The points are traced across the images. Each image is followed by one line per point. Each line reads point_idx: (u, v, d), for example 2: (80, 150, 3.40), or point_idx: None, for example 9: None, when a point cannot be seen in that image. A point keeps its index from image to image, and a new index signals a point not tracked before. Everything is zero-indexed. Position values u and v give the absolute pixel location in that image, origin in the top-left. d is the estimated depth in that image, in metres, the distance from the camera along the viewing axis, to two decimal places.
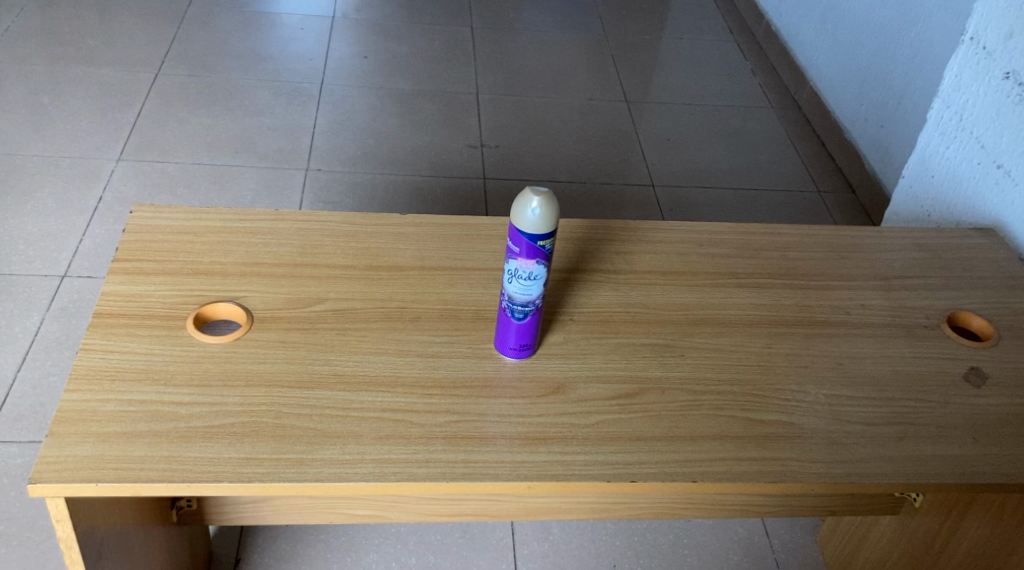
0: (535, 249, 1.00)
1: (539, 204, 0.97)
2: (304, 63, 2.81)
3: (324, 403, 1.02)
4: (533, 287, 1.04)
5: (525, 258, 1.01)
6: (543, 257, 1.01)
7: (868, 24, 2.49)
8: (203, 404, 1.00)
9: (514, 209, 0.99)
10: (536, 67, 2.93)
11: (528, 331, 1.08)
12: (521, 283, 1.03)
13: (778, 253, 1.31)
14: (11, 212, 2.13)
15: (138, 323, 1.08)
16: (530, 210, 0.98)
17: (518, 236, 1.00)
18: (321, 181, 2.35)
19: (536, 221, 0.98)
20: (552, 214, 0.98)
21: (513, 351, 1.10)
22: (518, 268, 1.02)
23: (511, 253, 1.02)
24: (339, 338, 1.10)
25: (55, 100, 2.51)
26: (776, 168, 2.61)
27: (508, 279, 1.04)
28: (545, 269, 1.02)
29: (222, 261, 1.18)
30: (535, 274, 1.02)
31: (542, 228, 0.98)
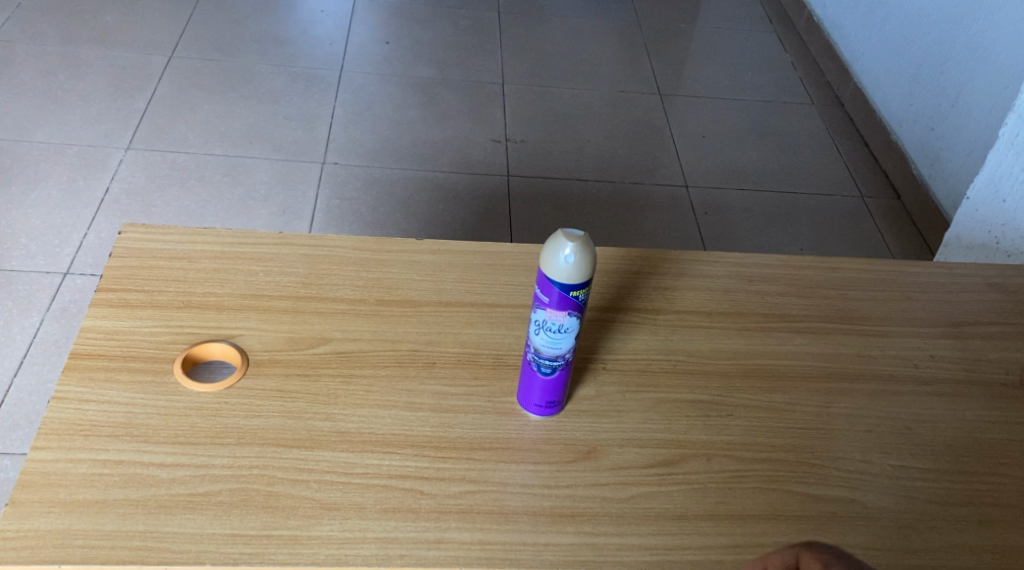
0: (567, 299, 0.87)
1: (573, 250, 0.85)
2: (323, 47, 2.68)
3: (325, 467, 0.91)
4: (562, 340, 0.91)
5: (555, 309, 0.89)
6: (575, 308, 0.89)
7: (921, 19, 2.30)
8: (188, 466, 0.89)
9: (543, 254, 0.87)
10: (566, 56, 2.78)
11: (555, 388, 0.96)
12: (549, 335, 0.91)
13: (835, 292, 1.17)
14: (13, 202, 2.03)
15: (120, 367, 0.96)
16: (562, 257, 0.86)
17: (548, 284, 0.87)
18: (337, 175, 2.22)
19: (569, 269, 0.86)
20: (587, 260, 0.86)
21: (537, 408, 0.98)
22: (546, 319, 0.90)
23: (539, 301, 0.89)
24: (343, 387, 0.98)
25: (64, 83, 2.39)
26: (817, 170, 2.45)
27: (534, 330, 0.92)
28: (578, 321, 0.90)
29: (217, 292, 1.06)
30: (566, 327, 0.90)
31: (575, 277, 0.86)
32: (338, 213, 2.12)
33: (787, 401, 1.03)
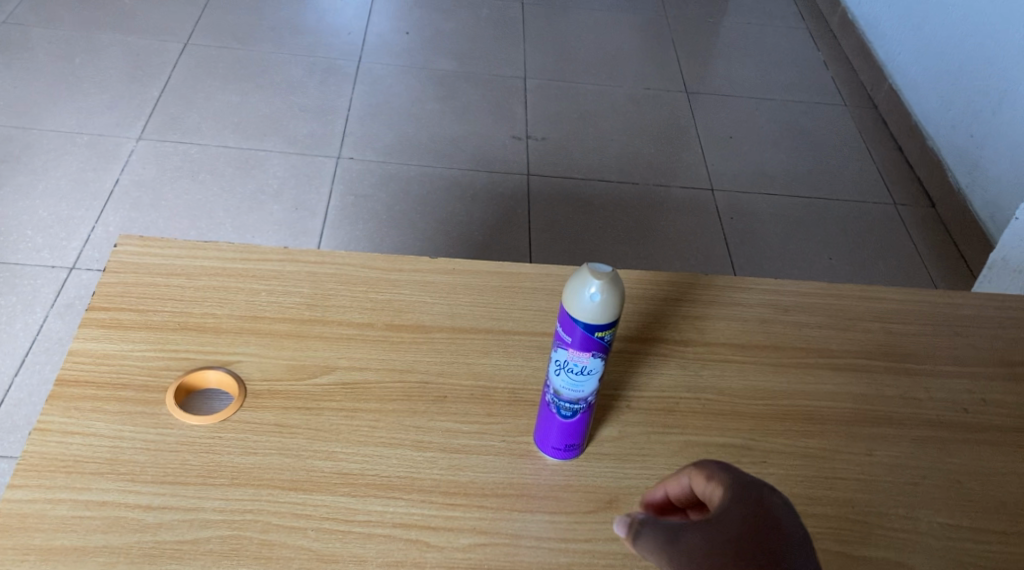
0: (592, 339, 0.81)
1: (600, 288, 0.78)
2: (341, 37, 2.60)
3: (324, 512, 0.84)
4: (585, 382, 0.84)
5: (578, 349, 0.82)
6: (600, 349, 0.82)
7: (965, 21, 2.18)
8: (176, 509, 0.82)
9: (567, 290, 0.80)
10: (590, 50, 2.68)
11: (575, 430, 0.89)
12: (571, 376, 0.84)
13: (878, 324, 1.09)
14: (21, 193, 1.96)
15: (109, 395, 0.90)
16: (587, 294, 0.79)
17: (571, 323, 0.81)
18: (352, 171, 2.15)
19: (594, 309, 0.79)
20: (614, 299, 0.79)
21: (554, 450, 0.91)
22: (569, 359, 0.83)
23: (561, 341, 0.82)
24: (347, 423, 0.92)
25: (76, 70, 2.32)
26: (848, 175, 2.35)
27: (554, 370, 0.85)
28: (602, 362, 0.83)
29: (216, 313, 1.00)
30: (589, 368, 0.83)
31: (601, 317, 0.79)
32: (352, 210, 2.05)
33: (824, 447, 0.96)
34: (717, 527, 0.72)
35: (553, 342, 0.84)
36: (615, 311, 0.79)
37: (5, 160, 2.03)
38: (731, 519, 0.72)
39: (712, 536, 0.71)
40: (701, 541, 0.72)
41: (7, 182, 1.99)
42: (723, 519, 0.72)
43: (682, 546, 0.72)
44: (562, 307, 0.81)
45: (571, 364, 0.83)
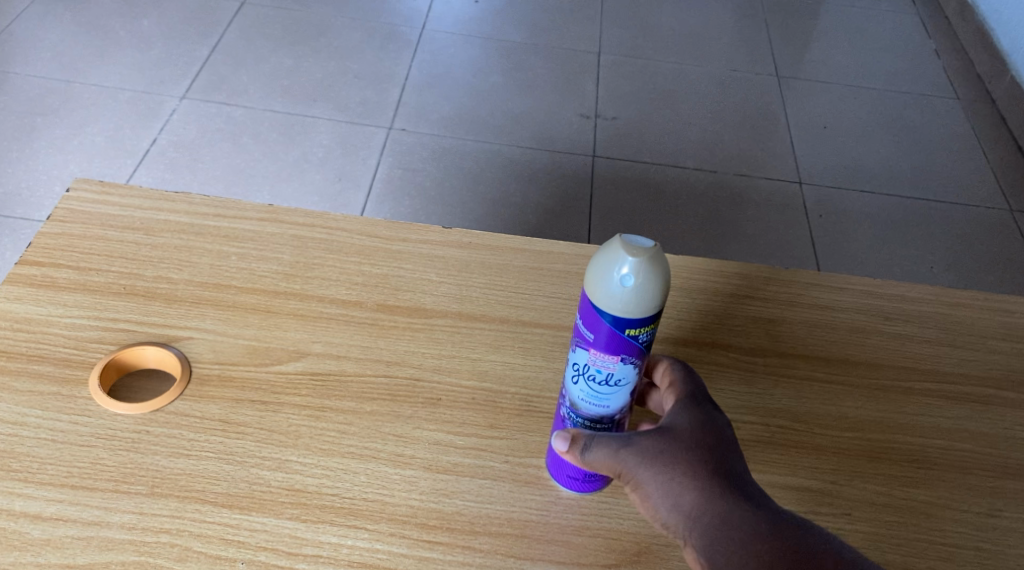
0: (627, 336, 0.61)
1: (635, 269, 0.58)
2: (407, 3, 2.39)
3: (262, 541, 0.65)
4: (612, 396, 0.64)
5: (606, 350, 0.62)
6: (632, 354, 0.62)
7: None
8: (72, 522, 0.65)
9: (589, 269, 0.60)
10: (675, 27, 2.44)
11: None
12: (594, 387, 0.64)
13: (1008, 343, 0.85)
14: (54, 147, 1.83)
15: (20, 369, 0.72)
16: (617, 275, 0.59)
17: (594, 314, 0.61)
18: (403, 144, 1.96)
19: (624, 297, 0.59)
20: (655, 286, 0.59)
21: (570, 480, 0.70)
22: (593, 364, 0.63)
23: (581, 339, 0.63)
24: (309, 425, 0.72)
25: (126, 24, 2.17)
26: (958, 176, 2.06)
27: (571, 377, 0.65)
28: (636, 371, 0.63)
29: (171, 278, 0.81)
30: (618, 378, 0.63)
31: (634, 309, 0.59)
32: (398, 184, 1.86)
33: (929, 501, 0.73)
34: (682, 425, 0.64)
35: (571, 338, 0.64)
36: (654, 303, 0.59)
37: (42, 112, 1.90)
38: (696, 419, 0.64)
39: (678, 435, 0.63)
40: (668, 443, 0.63)
41: (41, 135, 1.85)
42: (687, 417, 0.65)
43: (640, 446, 0.63)
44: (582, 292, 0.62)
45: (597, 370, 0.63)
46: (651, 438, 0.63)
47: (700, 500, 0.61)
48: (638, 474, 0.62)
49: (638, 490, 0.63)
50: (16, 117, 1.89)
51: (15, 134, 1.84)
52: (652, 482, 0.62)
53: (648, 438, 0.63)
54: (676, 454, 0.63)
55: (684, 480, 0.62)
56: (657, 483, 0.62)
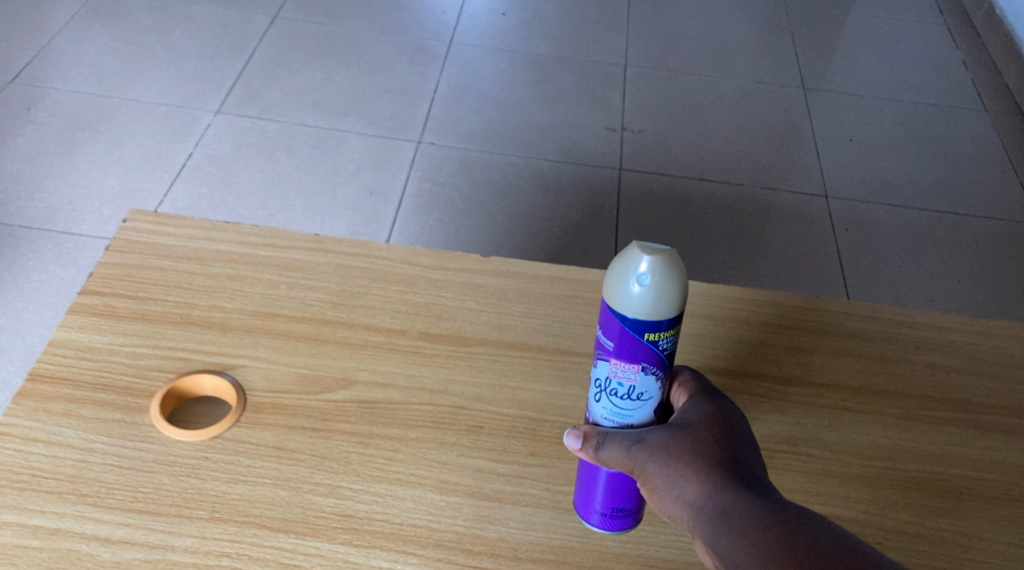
0: (644, 346, 0.63)
1: (652, 269, 0.60)
2: (436, 17, 2.42)
3: (316, 564, 0.69)
4: (635, 411, 0.66)
5: (625, 360, 0.64)
6: (652, 364, 0.64)
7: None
8: (139, 546, 0.68)
9: (607, 278, 0.62)
10: (700, 40, 2.46)
11: (625, 494, 0.70)
12: (616, 402, 0.66)
13: None
14: (94, 162, 1.88)
15: (85, 397, 0.76)
16: (635, 278, 0.60)
17: (613, 324, 0.63)
18: (432, 157, 1.99)
19: (645, 298, 0.61)
20: (671, 285, 0.60)
21: (600, 517, 0.72)
22: (615, 377, 0.65)
23: (603, 350, 0.65)
24: (358, 452, 0.75)
25: (163, 40, 2.22)
26: (985, 189, 2.07)
27: (595, 393, 0.67)
28: (657, 383, 0.65)
29: (224, 307, 0.85)
30: (640, 390, 0.65)
31: (653, 310, 0.61)
32: (428, 197, 1.89)
33: (959, 532, 0.75)
34: (690, 421, 0.66)
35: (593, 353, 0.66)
36: (674, 301, 0.61)
37: (82, 128, 1.95)
38: (704, 416, 0.67)
39: (685, 431, 0.66)
40: (675, 438, 0.65)
41: (82, 151, 1.89)
42: (694, 416, 0.67)
43: (648, 440, 0.65)
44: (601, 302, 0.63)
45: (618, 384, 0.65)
46: (658, 434, 0.66)
47: (704, 491, 0.63)
48: (645, 467, 0.65)
49: (646, 484, 0.65)
50: (58, 132, 1.93)
51: (57, 149, 1.89)
52: (660, 478, 0.64)
53: (656, 434, 0.66)
54: (683, 448, 0.65)
55: (689, 474, 0.64)
56: (663, 476, 0.64)
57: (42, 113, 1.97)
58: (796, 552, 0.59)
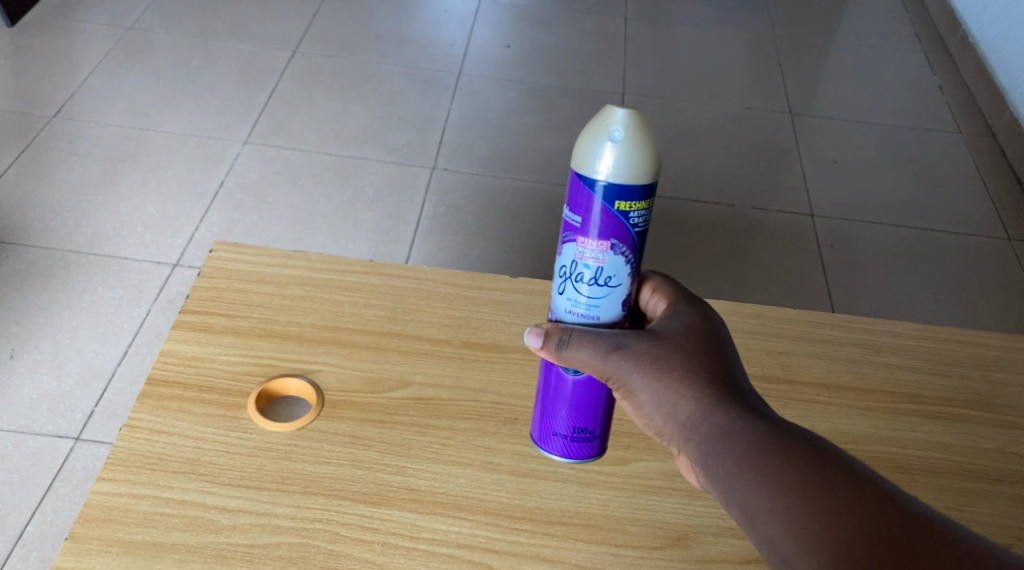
0: (613, 223, 0.75)
1: (624, 126, 0.71)
2: (444, 49, 2.51)
3: (390, 527, 0.86)
4: (606, 292, 0.77)
5: (600, 239, 0.75)
6: (621, 240, 0.75)
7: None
8: (250, 513, 0.85)
9: (582, 144, 0.73)
10: (694, 70, 2.61)
11: (576, 421, 0.85)
12: (590, 284, 0.77)
13: (976, 371, 1.04)
14: (131, 189, 1.92)
15: (194, 397, 0.93)
16: (608, 137, 0.72)
17: (587, 198, 0.74)
18: (446, 183, 2.07)
19: (620, 155, 0.72)
20: (641, 139, 0.71)
21: (553, 437, 0.87)
22: (582, 259, 0.77)
23: (578, 232, 0.76)
24: (418, 439, 0.93)
25: (188, 71, 2.28)
26: (958, 207, 2.24)
27: (568, 278, 0.78)
28: (623, 263, 0.77)
29: (300, 322, 1.02)
30: (610, 270, 0.77)
31: (628, 160, 0.72)
32: (444, 220, 1.97)
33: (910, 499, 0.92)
34: (668, 335, 0.78)
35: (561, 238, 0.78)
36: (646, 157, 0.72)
37: (120, 158, 1.99)
38: (680, 330, 0.79)
39: (662, 343, 0.78)
40: (655, 350, 0.77)
41: (120, 179, 1.94)
42: (671, 330, 0.79)
43: (629, 351, 0.77)
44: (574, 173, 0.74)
45: (585, 264, 0.77)
46: (631, 341, 0.77)
47: (683, 398, 0.76)
48: (622, 375, 0.77)
49: (628, 389, 0.77)
50: (97, 162, 1.97)
51: (97, 178, 1.93)
52: (643, 386, 0.77)
53: (628, 342, 0.77)
54: (663, 359, 0.77)
55: (669, 383, 0.76)
56: (639, 382, 0.77)
57: (81, 144, 2.01)
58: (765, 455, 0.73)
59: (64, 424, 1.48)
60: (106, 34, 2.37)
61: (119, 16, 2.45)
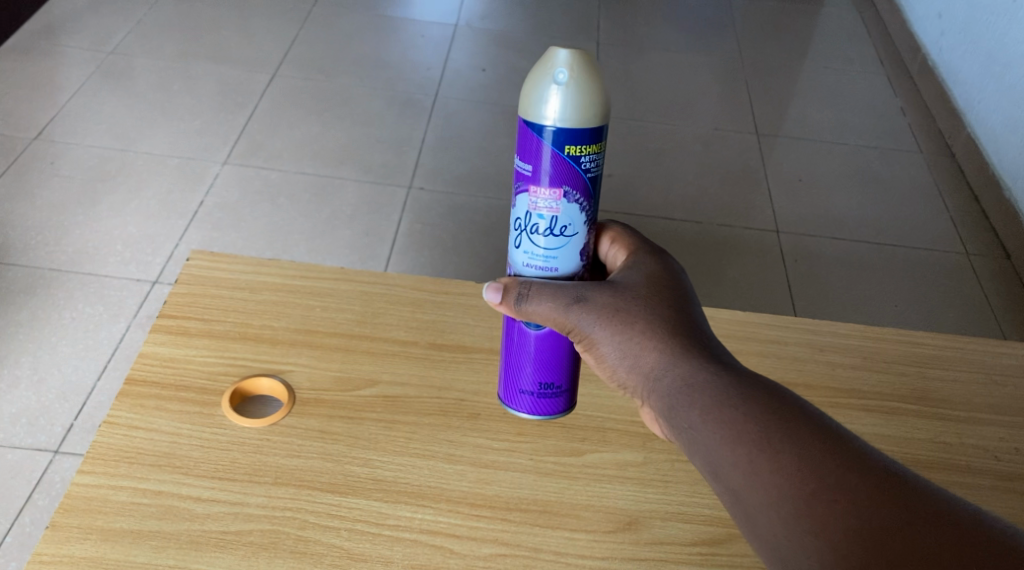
0: (565, 172, 0.82)
1: (567, 66, 0.78)
2: (421, 72, 2.54)
3: (356, 515, 0.90)
4: (562, 239, 0.85)
5: (553, 187, 0.83)
6: (572, 186, 0.83)
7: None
8: (223, 502, 0.90)
9: (529, 91, 0.80)
10: (664, 91, 2.64)
11: (546, 373, 0.92)
12: (546, 234, 0.85)
13: (914, 370, 1.10)
14: (112, 209, 1.96)
15: (171, 396, 0.98)
16: (554, 81, 0.78)
17: (537, 148, 0.81)
18: (423, 202, 2.10)
19: (569, 95, 0.78)
20: (583, 76, 0.78)
21: (523, 395, 0.94)
22: (537, 210, 0.84)
23: (532, 182, 0.83)
24: (385, 433, 0.98)
25: (170, 95, 2.33)
26: (920, 225, 2.22)
27: (527, 229, 0.85)
28: (576, 210, 0.84)
29: (273, 325, 1.07)
30: (564, 217, 0.84)
31: (574, 97, 0.79)
32: (418, 237, 2.01)
33: None
34: (626, 286, 0.85)
35: (516, 191, 0.85)
36: (594, 93, 0.79)
37: (100, 179, 2.03)
38: (639, 282, 0.86)
39: (620, 294, 0.85)
40: (613, 301, 0.84)
41: (100, 200, 1.98)
42: (631, 282, 0.86)
43: (586, 303, 0.84)
44: (524, 123, 0.81)
45: (540, 216, 0.84)
46: (588, 290, 0.85)
47: (637, 346, 0.83)
48: (581, 323, 0.85)
49: (589, 338, 0.85)
50: (78, 183, 2.02)
51: (77, 199, 1.97)
52: (599, 335, 0.84)
53: (586, 292, 0.85)
54: (619, 310, 0.84)
55: (623, 332, 0.84)
56: (597, 329, 0.84)
57: (62, 165, 2.06)
58: (709, 394, 0.79)
59: (43, 437, 1.52)
60: (87, 58, 2.42)
61: (100, 41, 2.50)
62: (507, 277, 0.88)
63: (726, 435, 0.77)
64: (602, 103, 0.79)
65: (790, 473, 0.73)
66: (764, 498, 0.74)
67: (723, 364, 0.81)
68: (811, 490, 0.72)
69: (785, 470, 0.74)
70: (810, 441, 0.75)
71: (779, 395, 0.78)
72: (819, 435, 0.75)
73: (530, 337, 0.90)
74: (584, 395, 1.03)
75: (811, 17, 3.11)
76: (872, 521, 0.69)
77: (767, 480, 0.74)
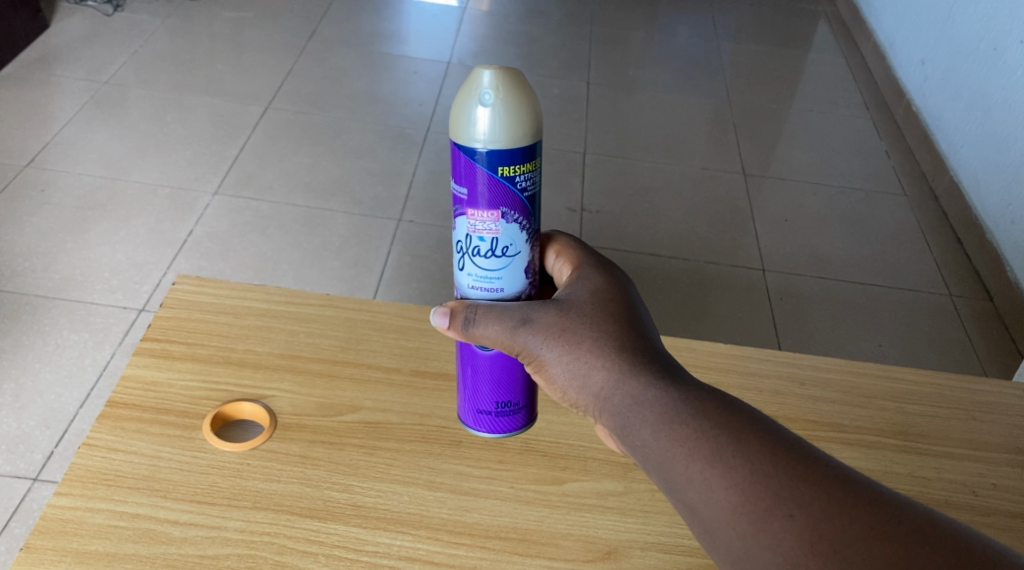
0: (502, 193, 0.84)
1: (493, 87, 0.80)
2: (413, 107, 2.56)
3: (335, 540, 0.90)
4: (503, 261, 0.88)
5: (489, 209, 0.85)
6: (508, 206, 0.85)
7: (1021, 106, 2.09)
8: (200, 526, 0.90)
9: (457, 111, 0.82)
10: (653, 131, 2.66)
11: (506, 390, 0.94)
12: (487, 257, 0.87)
13: (892, 404, 1.11)
14: (100, 238, 1.96)
15: (152, 418, 0.98)
16: (481, 102, 0.81)
17: (471, 171, 0.84)
18: (412, 234, 2.11)
19: (497, 115, 0.81)
20: (510, 97, 0.81)
21: (485, 415, 0.97)
22: (477, 233, 0.86)
23: (468, 204, 0.86)
24: (365, 459, 0.97)
25: (164, 126, 2.34)
26: (904, 266, 2.24)
27: (469, 253, 0.88)
28: (515, 230, 0.87)
29: (256, 350, 1.07)
30: (504, 239, 0.87)
31: (502, 119, 0.81)
32: (406, 270, 2.01)
33: None
34: (573, 302, 0.86)
35: (455, 214, 0.88)
36: (523, 111, 0.81)
37: (91, 208, 2.04)
38: (585, 297, 0.87)
39: (566, 313, 0.85)
40: (561, 321, 0.85)
41: (89, 227, 1.98)
42: (577, 298, 0.87)
43: (531, 327, 0.85)
44: (456, 145, 0.83)
45: (481, 238, 0.87)
46: (533, 311, 0.86)
47: (586, 365, 0.84)
48: (528, 345, 0.85)
49: (538, 361, 0.86)
50: (67, 212, 2.02)
51: (67, 226, 1.98)
52: (548, 356, 0.85)
53: (532, 313, 0.86)
54: (566, 328, 0.85)
55: (572, 352, 0.84)
56: (544, 351, 0.85)
57: (53, 193, 2.07)
58: (659, 409, 0.80)
59: (21, 465, 1.50)
60: (81, 88, 2.44)
61: (95, 71, 2.52)
62: (454, 300, 0.89)
63: (679, 454, 0.77)
64: (529, 119, 0.82)
65: (743, 489, 0.74)
66: (722, 518, 0.74)
67: (670, 377, 0.82)
68: (766, 507, 0.73)
69: (739, 487, 0.75)
70: (761, 453, 0.76)
71: (727, 405, 0.79)
72: (768, 446, 0.76)
73: (483, 362, 0.92)
74: (563, 423, 1.03)
75: (799, 61, 3.15)
76: (822, 530, 0.71)
77: (723, 499, 0.75)
